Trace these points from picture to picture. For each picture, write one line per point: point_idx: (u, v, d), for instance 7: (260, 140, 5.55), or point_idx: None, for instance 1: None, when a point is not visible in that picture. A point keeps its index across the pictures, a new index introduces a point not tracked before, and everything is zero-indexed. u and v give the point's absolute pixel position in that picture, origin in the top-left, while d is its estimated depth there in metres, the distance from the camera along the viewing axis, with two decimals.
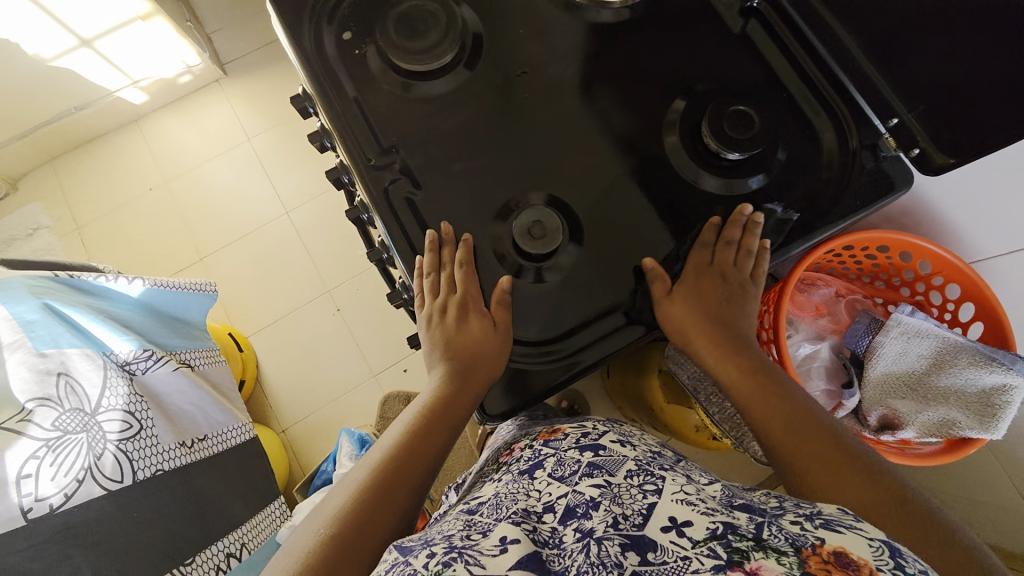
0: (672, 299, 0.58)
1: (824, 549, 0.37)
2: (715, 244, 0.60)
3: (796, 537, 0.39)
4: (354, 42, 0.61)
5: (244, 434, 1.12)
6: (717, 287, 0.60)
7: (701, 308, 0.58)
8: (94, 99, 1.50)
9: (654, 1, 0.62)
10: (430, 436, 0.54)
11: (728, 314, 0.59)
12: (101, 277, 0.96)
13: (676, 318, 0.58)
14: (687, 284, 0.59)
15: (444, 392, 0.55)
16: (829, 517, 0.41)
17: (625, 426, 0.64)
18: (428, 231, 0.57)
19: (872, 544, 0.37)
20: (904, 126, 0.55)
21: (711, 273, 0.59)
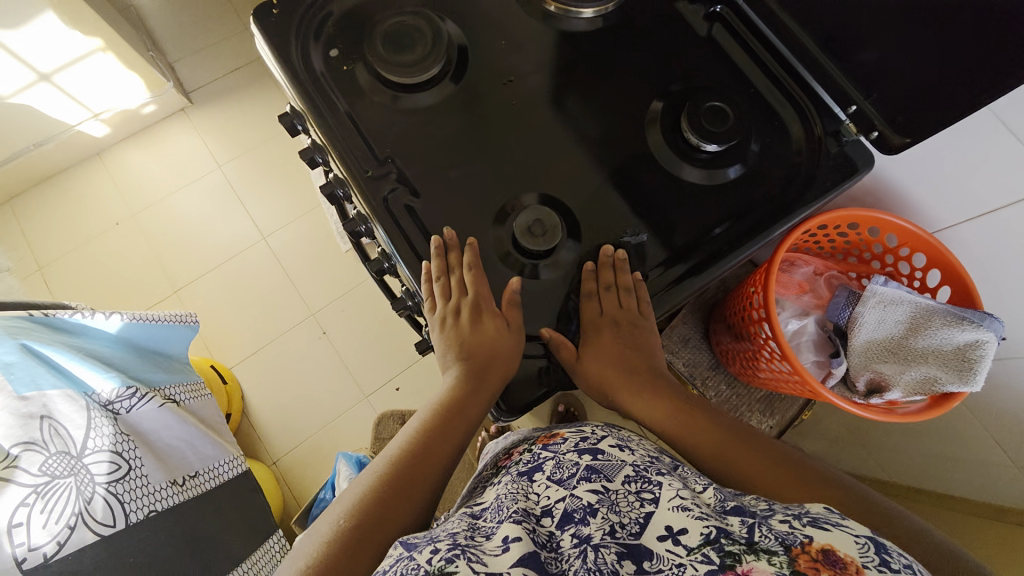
0: (584, 360, 0.59)
1: (813, 547, 0.40)
2: (598, 290, 0.60)
3: (787, 536, 0.42)
4: (342, 60, 0.62)
5: (236, 468, 1.08)
6: (613, 333, 0.61)
7: (612, 357, 0.60)
8: (53, 135, 1.45)
9: (626, 10, 0.67)
10: (445, 432, 0.55)
11: (632, 355, 0.62)
12: (77, 314, 0.93)
13: (590, 374, 0.59)
14: (583, 338, 0.60)
15: (459, 390, 0.57)
16: (815, 514, 0.44)
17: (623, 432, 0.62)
18: (432, 237, 0.58)
19: (858, 542, 0.40)
20: (862, 112, 0.60)
21: (603, 322, 0.60)
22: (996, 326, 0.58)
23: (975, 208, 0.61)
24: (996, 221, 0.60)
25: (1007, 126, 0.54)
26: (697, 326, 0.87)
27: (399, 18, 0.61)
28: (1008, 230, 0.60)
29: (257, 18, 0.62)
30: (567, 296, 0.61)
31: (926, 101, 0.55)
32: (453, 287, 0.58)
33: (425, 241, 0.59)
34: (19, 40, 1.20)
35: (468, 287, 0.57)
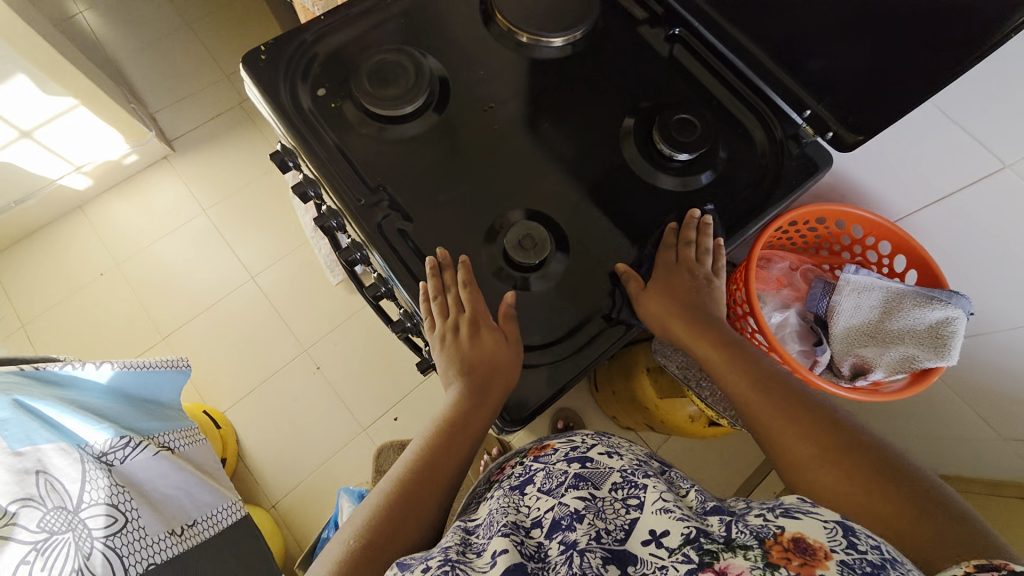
0: (647, 293, 0.63)
1: (785, 537, 0.41)
2: (677, 245, 0.65)
3: (760, 528, 0.43)
4: (330, 97, 0.66)
5: (238, 512, 1.05)
6: (682, 280, 0.64)
7: (677, 298, 0.63)
8: (35, 190, 1.45)
9: (592, 37, 0.72)
10: (450, 449, 0.56)
11: (699, 302, 0.64)
12: (68, 366, 0.94)
13: (650, 309, 0.62)
14: (657, 278, 0.64)
15: (462, 405, 0.57)
16: (790, 505, 0.45)
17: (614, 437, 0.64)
18: (427, 258, 0.60)
19: (827, 527, 0.41)
20: (817, 115, 0.65)
21: (678, 269, 0.64)
22: (963, 303, 0.62)
23: (931, 195, 0.66)
24: (951, 206, 0.65)
25: (949, 118, 0.59)
26: None
27: (382, 57, 0.65)
28: (962, 214, 0.64)
29: (246, 63, 0.65)
30: (561, 305, 0.63)
31: (873, 102, 0.60)
32: (451, 304, 0.59)
33: (419, 262, 0.61)
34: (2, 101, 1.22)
35: (465, 304, 0.59)
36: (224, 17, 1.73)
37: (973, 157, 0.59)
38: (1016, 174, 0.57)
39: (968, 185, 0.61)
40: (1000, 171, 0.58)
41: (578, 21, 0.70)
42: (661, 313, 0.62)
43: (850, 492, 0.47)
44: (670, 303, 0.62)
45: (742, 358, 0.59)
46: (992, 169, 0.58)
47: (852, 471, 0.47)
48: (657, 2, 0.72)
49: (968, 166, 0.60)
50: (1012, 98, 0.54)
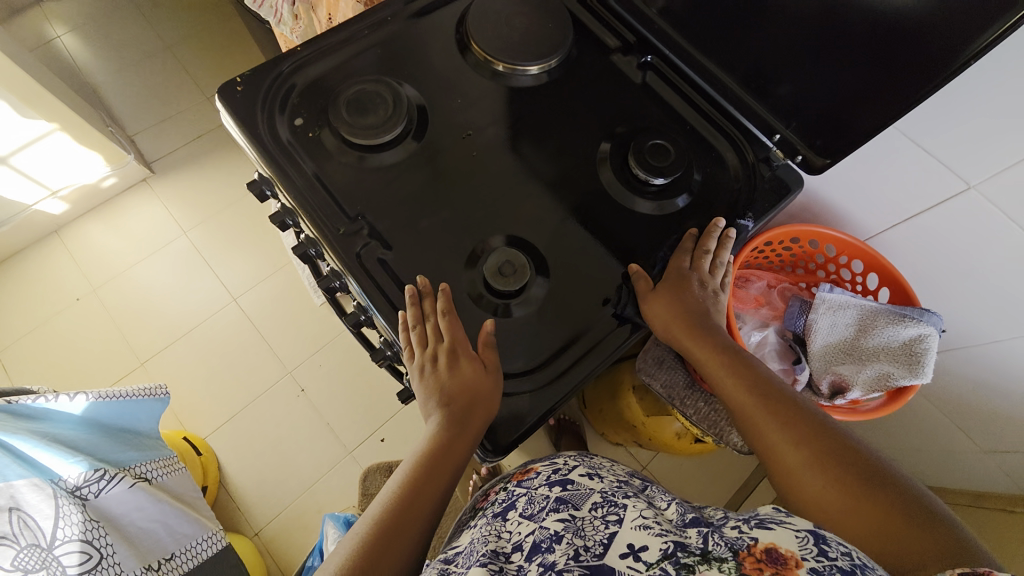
0: (653, 298, 0.63)
1: (758, 549, 0.44)
2: (693, 252, 0.66)
3: (736, 540, 0.46)
4: (307, 126, 0.66)
5: (216, 545, 1.07)
6: (687, 289, 0.64)
7: (684, 305, 0.63)
8: (9, 216, 1.42)
9: (567, 65, 0.73)
10: (438, 475, 0.55)
11: (704, 311, 0.64)
12: (42, 399, 0.92)
13: (657, 314, 0.63)
14: (666, 283, 0.64)
15: (442, 436, 0.56)
16: (763, 517, 0.48)
17: (596, 458, 0.67)
18: (406, 286, 0.60)
19: (798, 535, 0.44)
20: (787, 139, 0.66)
21: (688, 276, 0.65)
22: (935, 320, 0.63)
23: (900, 214, 0.67)
24: (919, 225, 0.66)
25: (913, 141, 0.61)
26: (668, 347, 0.90)
27: (359, 86, 0.66)
28: (930, 232, 0.66)
29: (223, 93, 0.65)
30: (543, 330, 0.62)
31: (839, 126, 0.62)
32: (430, 334, 0.58)
33: (399, 290, 0.60)
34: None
35: (444, 333, 0.58)
36: (205, 39, 1.73)
37: (938, 178, 0.61)
38: (979, 195, 0.58)
39: (934, 206, 0.63)
40: (965, 192, 0.59)
41: (552, 49, 0.71)
42: (668, 319, 0.62)
43: (839, 498, 0.48)
44: (679, 309, 0.63)
45: (746, 367, 0.60)
46: (956, 190, 0.60)
47: (843, 479, 0.49)
48: (629, 30, 0.73)
49: (933, 187, 0.62)
50: (971, 123, 0.55)
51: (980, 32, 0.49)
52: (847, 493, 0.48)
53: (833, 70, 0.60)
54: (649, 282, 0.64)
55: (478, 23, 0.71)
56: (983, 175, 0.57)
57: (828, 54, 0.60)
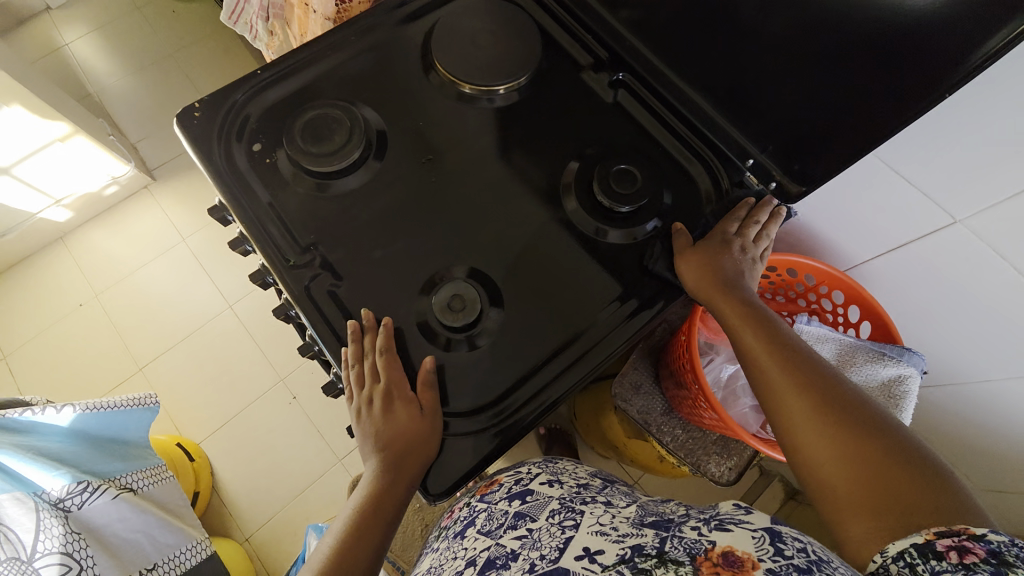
0: (688, 260, 0.61)
1: (715, 552, 0.42)
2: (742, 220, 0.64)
3: (693, 544, 0.44)
4: (265, 152, 0.65)
5: (201, 552, 1.09)
6: (724, 253, 0.62)
7: (718, 268, 0.61)
8: (14, 224, 1.45)
9: (536, 83, 0.71)
10: (381, 505, 0.55)
11: (740, 277, 0.61)
12: (27, 412, 0.93)
13: (690, 273, 0.61)
14: (707, 243, 0.62)
15: (377, 483, 0.55)
16: (722, 517, 0.46)
17: (557, 463, 0.72)
18: (349, 321, 0.59)
19: (755, 535, 0.42)
20: (760, 164, 0.63)
21: (731, 241, 0.62)
22: (917, 360, 0.59)
23: (885, 244, 0.63)
24: (903, 257, 0.62)
25: (894, 170, 0.57)
26: (646, 370, 0.87)
27: (318, 110, 0.64)
28: (915, 265, 0.61)
29: (180, 120, 0.64)
30: (497, 367, 0.60)
31: (817, 152, 0.59)
32: (367, 374, 0.58)
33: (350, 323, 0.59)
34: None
35: (382, 373, 0.57)
36: (204, 46, 1.74)
37: (921, 211, 0.57)
38: (965, 230, 0.54)
39: (919, 238, 0.59)
40: (950, 226, 0.55)
41: (519, 68, 0.69)
42: (700, 280, 0.60)
43: (851, 466, 0.46)
44: (713, 271, 0.60)
45: (775, 331, 0.57)
46: (943, 224, 0.56)
47: (858, 447, 0.47)
48: (600, 46, 0.70)
49: (917, 219, 0.58)
50: (956, 153, 0.51)
51: (966, 56, 0.46)
52: (860, 459, 0.46)
53: (811, 94, 0.56)
54: (689, 241, 0.63)
55: (442, 43, 0.69)
56: (970, 210, 0.53)
57: (808, 75, 0.56)
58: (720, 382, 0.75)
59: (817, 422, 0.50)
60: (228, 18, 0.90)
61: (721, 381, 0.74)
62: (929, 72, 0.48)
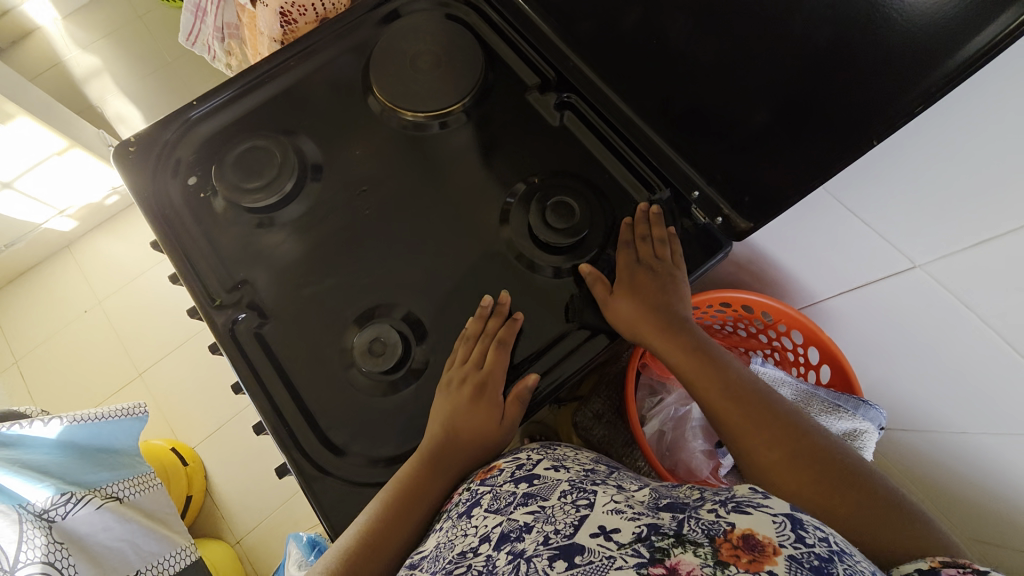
0: (612, 298, 0.58)
1: (734, 534, 0.36)
2: (637, 241, 0.60)
3: (711, 525, 0.37)
4: (200, 186, 0.64)
5: (186, 558, 0.96)
6: (654, 277, 0.58)
7: (648, 300, 0.58)
8: (24, 233, 1.44)
9: (479, 107, 0.67)
10: (421, 497, 0.52)
11: (672, 303, 0.58)
12: (16, 425, 0.82)
13: (622, 317, 0.58)
14: (620, 280, 0.59)
15: (428, 461, 0.53)
16: (739, 498, 0.39)
17: (561, 450, 0.58)
18: (485, 296, 0.59)
19: (776, 520, 0.36)
20: (704, 197, 0.58)
21: (638, 270, 0.59)
22: (873, 415, 0.58)
23: (846, 283, 0.59)
24: (866, 297, 0.57)
25: (848, 210, 0.53)
26: (611, 401, 0.83)
27: (250, 142, 0.64)
28: (880, 306, 0.57)
29: (115, 155, 0.64)
30: (419, 413, 0.57)
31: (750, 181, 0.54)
32: (475, 354, 0.57)
33: (271, 365, 0.58)
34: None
35: (487, 362, 0.56)
36: None
37: (879, 252, 0.52)
38: (924, 275, 0.49)
39: (882, 278, 0.54)
40: (909, 270, 0.51)
41: (460, 91, 0.65)
42: (633, 320, 0.57)
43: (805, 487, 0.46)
44: (640, 307, 0.58)
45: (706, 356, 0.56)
46: (902, 268, 0.51)
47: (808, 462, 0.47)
48: (546, 65, 0.66)
49: (873, 260, 0.53)
50: (908, 191, 0.47)
51: (926, 75, 0.40)
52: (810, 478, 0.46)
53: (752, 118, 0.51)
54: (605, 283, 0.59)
55: (381, 67, 0.66)
56: (930, 256, 0.48)
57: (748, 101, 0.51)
58: (669, 423, 0.74)
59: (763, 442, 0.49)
60: (186, 40, 0.87)
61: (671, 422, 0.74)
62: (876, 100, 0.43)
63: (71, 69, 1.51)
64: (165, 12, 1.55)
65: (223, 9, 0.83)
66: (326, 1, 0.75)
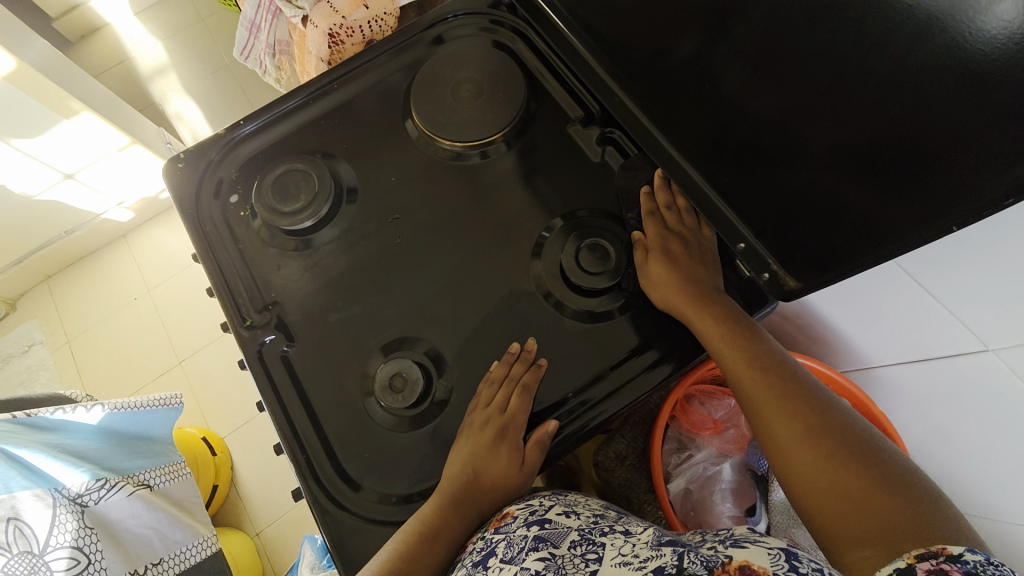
0: (649, 263, 0.57)
1: (732, 567, 0.37)
2: (662, 211, 0.60)
3: (709, 557, 0.38)
4: (240, 205, 0.66)
5: (208, 549, 0.85)
6: (687, 246, 0.57)
7: (682, 264, 0.56)
8: (82, 222, 1.45)
9: (518, 137, 0.65)
10: (434, 544, 0.49)
11: (706, 274, 0.56)
12: (59, 409, 0.73)
13: (653, 280, 0.56)
14: (653, 246, 0.58)
15: (442, 506, 0.51)
16: (737, 536, 0.40)
17: (570, 495, 0.55)
18: (512, 342, 0.58)
19: (771, 552, 0.36)
20: (752, 251, 0.54)
21: (670, 238, 0.58)
22: None
23: (906, 352, 0.54)
24: (931, 370, 0.52)
25: (914, 281, 0.48)
26: (637, 443, 0.77)
27: (289, 165, 0.64)
28: (942, 382, 0.51)
29: (165, 168, 0.66)
30: (435, 452, 0.56)
31: (793, 238, 0.51)
32: (499, 398, 0.55)
33: (294, 390, 0.59)
34: (37, 147, 1.18)
35: (511, 406, 0.54)
36: None
37: (946, 329, 0.48)
38: (1000, 361, 0.44)
39: (949, 354, 0.49)
40: (981, 352, 0.46)
41: (501, 119, 0.64)
42: (665, 285, 0.55)
43: (828, 480, 0.42)
44: (675, 273, 0.55)
45: (745, 333, 0.51)
46: (972, 349, 0.46)
47: (835, 454, 0.42)
48: (591, 99, 0.64)
49: (941, 335, 0.49)
50: (985, 272, 0.42)
51: None
52: (836, 468, 0.42)
53: (800, 171, 0.47)
54: (645, 248, 0.58)
55: (422, 94, 0.66)
56: (1004, 341, 0.43)
57: (796, 154, 0.47)
58: (696, 482, 0.70)
59: (789, 423, 0.45)
60: (239, 54, 0.91)
61: (697, 481, 0.70)
62: (936, 176, 0.37)
63: (140, 69, 1.58)
64: (229, 19, 1.60)
65: (276, 26, 0.86)
66: (374, 23, 0.75)
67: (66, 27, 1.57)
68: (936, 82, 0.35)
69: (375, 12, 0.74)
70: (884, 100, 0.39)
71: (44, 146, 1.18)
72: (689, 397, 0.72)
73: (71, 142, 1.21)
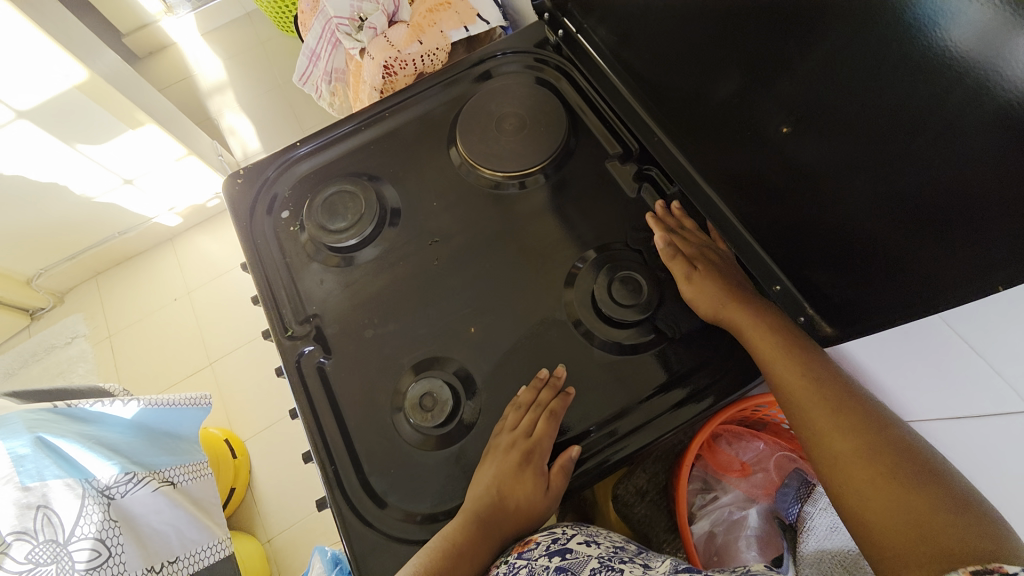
0: (692, 279, 0.59)
1: None
2: (684, 227, 0.63)
3: None
4: (291, 221, 0.70)
5: (221, 552, 0.84)
6: (716, 259, 0.61)
7: (722, 278, 0.59)
8: (135, 224, 1.54)
9: (557, 170, 0.68)
10: (459, 562, 0.50)
11: (741, 285, 0.60)
12: (98, 402, 0.77)
13: (697, 290, 0.58)
14: (699, 261, 0.60)
15: (468, 527, 0.51)
16: None
17: (593, 526, 0.55)
18: (541, 370, 0.59)
19: None
20: (787, 292, 0.56)
21: (705, 252, 0.61)
22: None
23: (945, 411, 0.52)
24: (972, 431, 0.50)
25: (958, 335, 0.49)
26: (658, 478, 0.74)
27: (339, 186, 0.68)
28: (981, 445, 0.49)
29: (224, 183, 0.70)
30: (458, 473, 0.57)
31: (828, 284, 0.52)
32: (525, 423, 0.55)
33: (327, 400, 0.61)
34: (102, 153, 1.26)
35: (538, 432, 0.54)
36: None
37: (987, 386, 0.46)
38: None
39: (992, 414, 0.47)
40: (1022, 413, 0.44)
41: (541, 153, 0.67)
42: (715, 304, 0.57)
43: (878, 499, 0.44)
44: (721, 289, 0.58)
45: (800, 347, 0.53)
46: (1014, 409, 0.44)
47: (889, 475, 0.44)
48: (630, 137, 0.67)
49: (980, 392, 0.47)
50: None
51: None
52: (889, 487, 0.44)
53: (837, 219, 0.48)
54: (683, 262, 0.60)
55: (468, 124, 0.69)
56: None
57: (835, 202, 0.47)
58: (722, 525, 0.68)
59: (842, 441, 0.48)
60: (298, 79, 0.97)
61: (723, 525, 0.68)
62: (973, 235, 0.38)
63: (201, 85, 1.69)
64: (287, 45, 1.71)
65: (334, 56, 0.93)
66: (426, 57, 0.80)
67: (138, 44, 1.70)
68: (982, 142, 0.35)
69: (428, 47, 0.80)
70: (923, 158, 0.39)
71: (108, 153, 1.26)
72: (716, 436, 0.71)
73: (134, 150, 1.30)
